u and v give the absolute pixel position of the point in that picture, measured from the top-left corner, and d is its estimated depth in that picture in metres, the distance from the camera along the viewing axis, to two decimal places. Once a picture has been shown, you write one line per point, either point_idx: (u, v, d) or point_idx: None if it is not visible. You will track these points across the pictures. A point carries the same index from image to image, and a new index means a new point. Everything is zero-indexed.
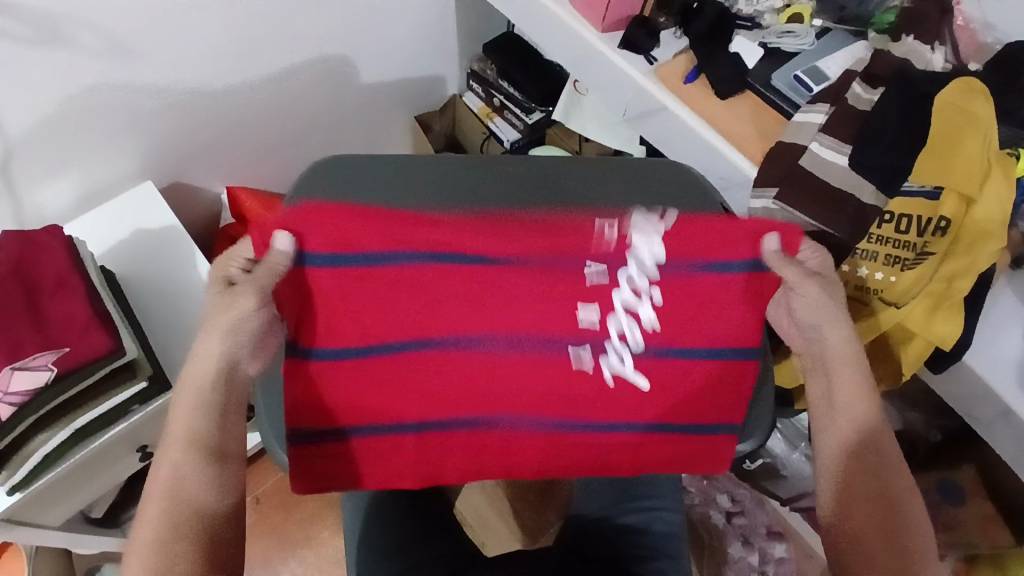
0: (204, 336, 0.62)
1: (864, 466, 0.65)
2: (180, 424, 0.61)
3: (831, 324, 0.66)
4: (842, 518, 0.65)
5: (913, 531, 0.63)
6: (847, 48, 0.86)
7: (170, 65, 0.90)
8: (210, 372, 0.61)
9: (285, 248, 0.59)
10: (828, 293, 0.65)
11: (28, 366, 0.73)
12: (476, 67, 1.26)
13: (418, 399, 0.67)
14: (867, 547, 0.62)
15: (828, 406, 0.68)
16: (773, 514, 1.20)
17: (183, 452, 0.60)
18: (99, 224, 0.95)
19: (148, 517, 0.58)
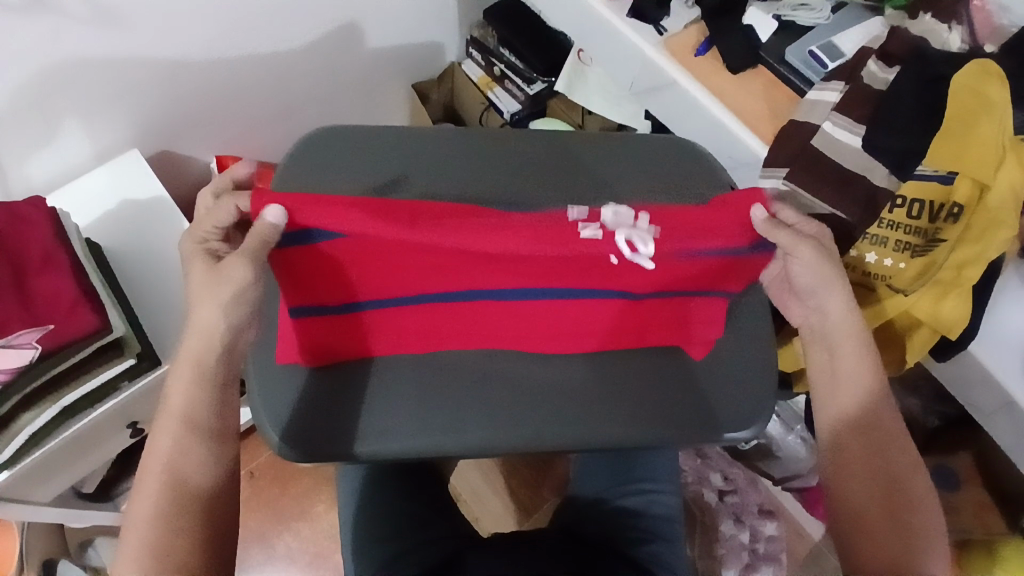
0: (199, 309, 0.59)
1: (867, 444, 0.65)
2: (176, 397, 0.59)
3: (830, 289, 0.64)
4: (844, 494, 0.65)
5: (917, 512, 0.62)
6: (864, 25, 0.83)
7: (159, 32, 0.85)
8: (205, 344, 0.60)
9: (276, 221, 0.53)
10: (826, 259, 0.61)
11: (13, 344, 0.71)
12: (476, 34, 1.21)
13: (434, 285, 0.63)
14: (871, 525, 0.62)
15: (832, 382, 0.67)
16: (764, 493, 1.24)
17: (177, 426, 0.59)
18: (86, 196, 0.92)
19: (144, 494, 0.57)
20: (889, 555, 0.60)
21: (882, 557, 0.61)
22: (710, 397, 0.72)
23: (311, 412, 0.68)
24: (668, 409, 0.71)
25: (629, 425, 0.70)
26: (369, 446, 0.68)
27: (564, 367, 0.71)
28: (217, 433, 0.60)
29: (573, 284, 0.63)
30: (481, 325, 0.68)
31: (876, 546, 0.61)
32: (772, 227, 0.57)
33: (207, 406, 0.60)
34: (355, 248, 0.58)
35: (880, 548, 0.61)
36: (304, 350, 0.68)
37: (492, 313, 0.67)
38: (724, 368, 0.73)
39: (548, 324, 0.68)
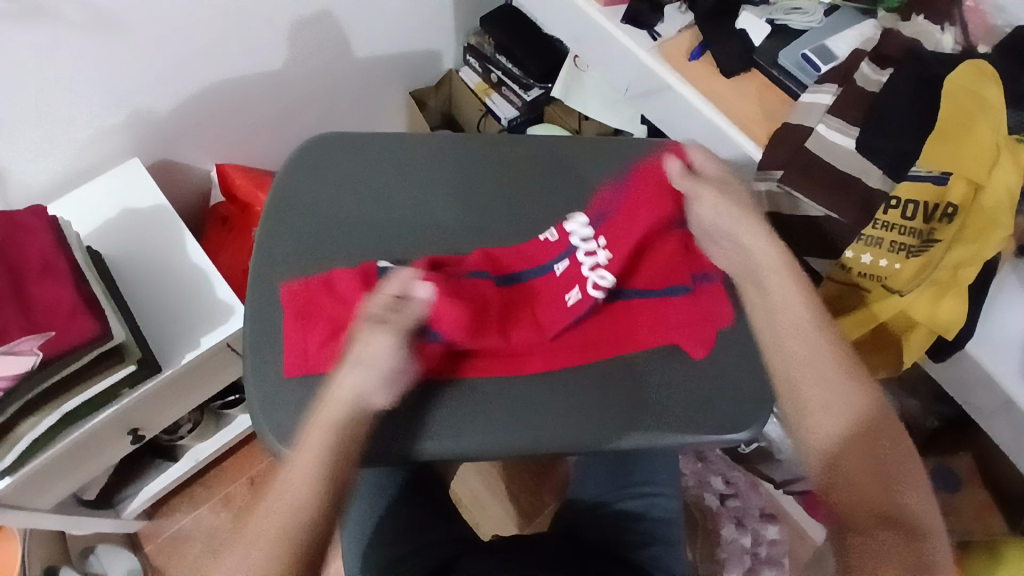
0: (343, 372, 0.65)
1: (858, 430, 0.64)
2: (305, 456, 0.62)
3: (735, 219, 0.72)
4: (841, 484, 0.63)
5: (888, 452, 0.63)
6: (856, 27, 0.83)
7: (157, 39, 0.87)
8: (341, 409, 0.64)
9: (422, 291, 0.68)
10: (726, 190, 0.73)
11: (14, 351, 0.71)
12: (473, 41, 1.22)
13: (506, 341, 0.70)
14: (867, 504, 0.61)
15: (812, 373, 0.66)
16: (766, 496, 1.22)
17: (302, 485, 0.61)
18: (86, 204, 0.93)
19: (259, 548, 0.59)
20: (872, 500, 0.61)
21: (862, 502, 0.61)
22: (708, 399, 0.71)
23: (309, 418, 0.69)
24: (665, 411, 0.70)
25: (625, 427, 0.69)
26: (436, 448, 0.67)
27: (596, 390, 0.70)
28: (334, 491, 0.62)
29: (591, 326, 0.73)
30: (534, 369, 0.71)
31: (852, 489, 0.62)
32: (686, 174, 0.73)
33: (336, 452, 0.62)
34: (467, 299, 0.69)
35: (857, 492, 0.62)
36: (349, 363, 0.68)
37: (542, 362, 0.71)
38: (721, 369, 0.73)
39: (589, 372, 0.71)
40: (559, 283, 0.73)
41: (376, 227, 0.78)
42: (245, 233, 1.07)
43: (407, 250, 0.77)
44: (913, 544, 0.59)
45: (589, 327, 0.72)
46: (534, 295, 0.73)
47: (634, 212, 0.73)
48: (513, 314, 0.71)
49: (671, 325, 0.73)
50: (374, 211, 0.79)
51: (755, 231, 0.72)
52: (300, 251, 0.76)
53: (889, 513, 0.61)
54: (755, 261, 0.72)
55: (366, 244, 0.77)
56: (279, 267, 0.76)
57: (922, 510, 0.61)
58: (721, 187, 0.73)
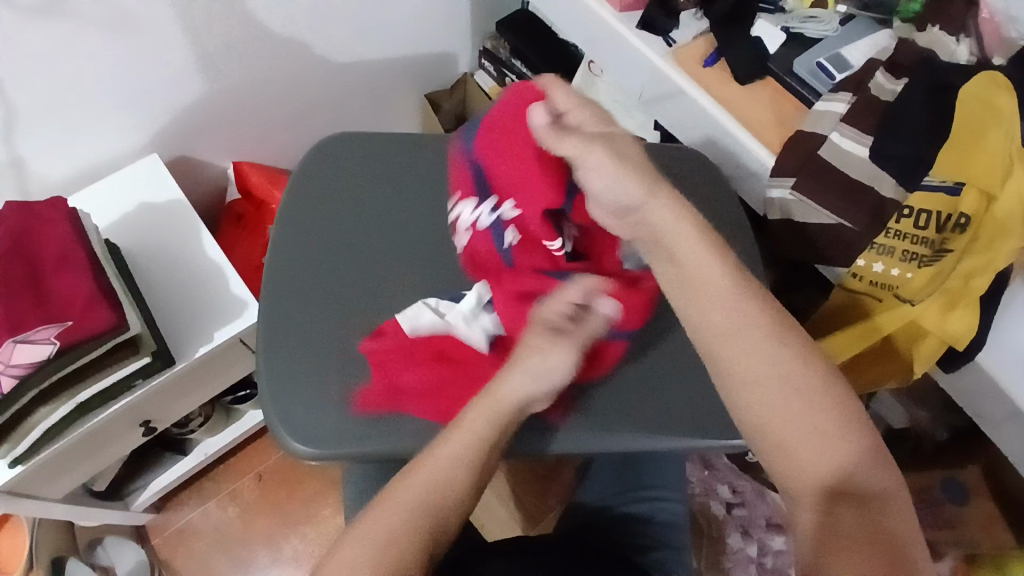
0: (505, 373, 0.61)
1: (798, 406, 0.54)
2: (455, 445, 0.58)
3: (645, 187, 0.60)
4: (791, 472, 0.54)
5: (836, 423, 0.54)
6: (871, 36, 0.84)
7: (176, 35, 0.88)
8: (505, 406, 0.60)
9: (607, 310, 0.65)
10: (618, 150, 0.60)
11: (31, 339, 0.72)
12: (489, 45, 1.23)
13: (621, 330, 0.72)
14: (822, 489, 0.53)
15: (737, 346, 0.56)
16: (773, 505, 1.18)
17: (451, 475, 0.57)
18: (104, 198, 0.94)
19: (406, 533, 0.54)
20: (824, 487, 0.53)
21: (815, 489, 0.53)
22: (715, 403, 0.72)
23: (320, 412, 0.69)
24: (672, 414, 0.71)
25: (630, 429, 0.70)
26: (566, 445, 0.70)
27: (674, 379, 0.73)
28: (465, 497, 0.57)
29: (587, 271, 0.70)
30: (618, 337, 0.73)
31: (799, 467, 0.54)
32: (553, 128, 0.63)
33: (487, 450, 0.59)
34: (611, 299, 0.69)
35: (806, 473, 0.53)
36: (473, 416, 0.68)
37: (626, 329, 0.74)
38: None
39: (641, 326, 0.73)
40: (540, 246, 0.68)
41: (389, 225, 0.78)
42: (259, 230, 1.08)
43: (420, 249, 0.78)
44: (872, 523, 0.52)
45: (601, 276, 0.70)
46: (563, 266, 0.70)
47: (519, 168, 0.67)
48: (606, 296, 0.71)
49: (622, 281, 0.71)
50: (388, 210, 0.79)
51: (649, 186, 0.59)
52: (314, 246, 0.77)
53: (846, 489, 0.53)
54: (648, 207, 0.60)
55: (380, 242, 0.78)
56: (293, 263, 0.76)
57: (879, 478, 0.53)
58: (610, 145, 0.61)
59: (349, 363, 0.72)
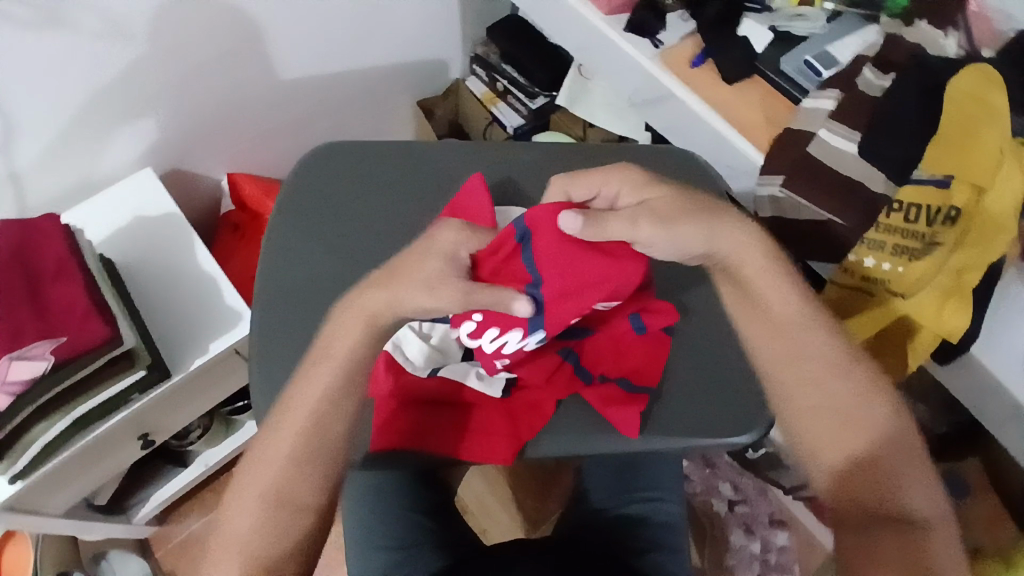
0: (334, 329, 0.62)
1: (852, 426, 0.61)
2: (305, 400, 0.61)
3: (719, 236, 0.62)
4: (835, 487, 0.61)
5: (885, 446, 0.60)
6: (860, 33, 0.84)
7: (170, 51, 0.89)
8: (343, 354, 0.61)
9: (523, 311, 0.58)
10: (669, 221, 0.61)
11: (27, 355, 0.73)
12: (480, 51, 1.23)
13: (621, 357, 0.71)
14: (863, 504, 0.59)
15: (795, 365, 0.63)
16: (776, 503, 1.19)
17: (299, 431, 0.61)
18: (98, 212, 0.94)
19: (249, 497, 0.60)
20: (866, 504, 0.59)
21: (857, 504, 0.59)
22: (711, 403, 0.72)
23: None
24: (669, 415, 0.71)
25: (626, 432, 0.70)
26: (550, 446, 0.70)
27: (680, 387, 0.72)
28: (309, 500, 0.60)
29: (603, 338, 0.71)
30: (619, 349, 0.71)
31: (843, 483, 0.60)
32: (594, 228, 0.60)
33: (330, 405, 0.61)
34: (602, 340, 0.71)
35: (845, 489, 0.60)
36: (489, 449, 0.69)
37: (640, 343, 0.71)
38: (725, 372, 0.73)
39: (656, 342, 0.72)
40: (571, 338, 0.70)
41: (382, 233, 0.79)
42: (250, 241, 1.08)
43: None
44: (910, 545, 0.56)
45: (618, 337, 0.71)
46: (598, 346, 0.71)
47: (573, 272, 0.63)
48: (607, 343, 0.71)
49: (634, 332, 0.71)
50: (381, 219, 0.80)
51: (704, 225, 0.62)
52: (308, 256, 0.78)
53: (886, 510, 0.58)
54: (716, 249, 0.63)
55: (373, 251, 0.78)
56: (286, 273, 0.77)
57: (922, 502, 0.58)
58: (661, 215, 0.61)
59: None
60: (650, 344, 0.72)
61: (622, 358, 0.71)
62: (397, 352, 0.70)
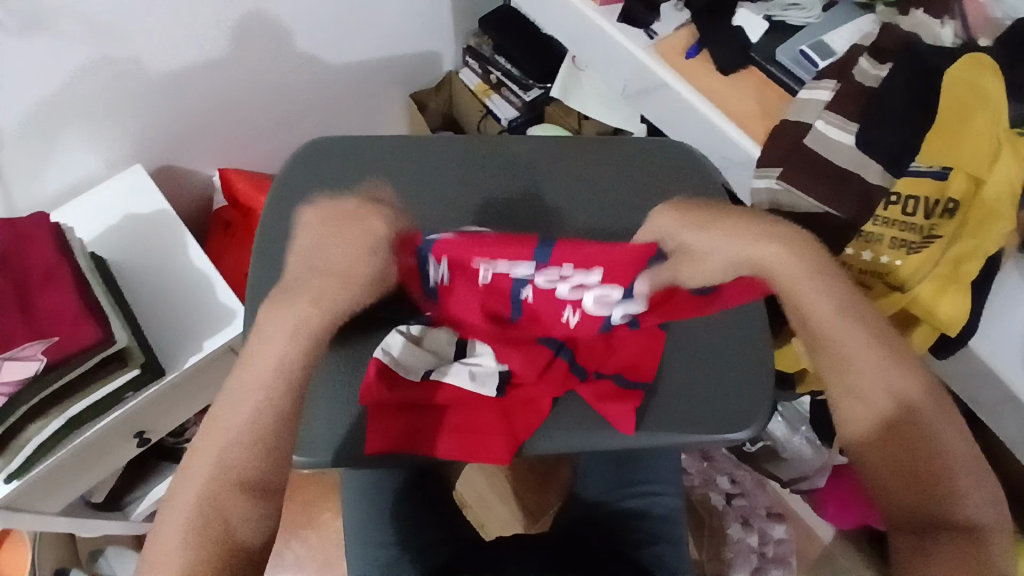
0: (269, 324, 0.57)
1: (902, 433, 0.57)
2: (249, 382, 0.56)
3: (757, 247, 0.61)
4: (888, 498, 0.57)
5: (944, 453, 0.57)
6: (855, 21, 0.83)
7: (159, 48, 0.88)
8: (289, 337, 0.56)
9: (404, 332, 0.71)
10: (735, 235, 0.61)
11: (19, 356, 0.73)
12: (472, 42, 1.22)
13: (616, 352, 0.71)
14: (921, 514, 0.56)
15: (840, 368, 0.60)
16: (773, 496, 1.22)
17: (242, 419, 0.55)
18: (89, 210, 0.94)
19: (189, 491, 0.54)
20: (923, 514, 0.56)
21: (914, 515, 0.56)
22: (705, 398, 0.71)
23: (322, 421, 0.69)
24: (664, 410, 0.71)
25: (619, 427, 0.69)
26: (550, 442, 0.70)
27: (677, 382, 0.72)
28: (260, 489, 0.55)
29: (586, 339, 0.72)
30: (608, 345, 0.72)
31: (898, 494, 0.57)
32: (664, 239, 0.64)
33: (274, 391, 0.55)
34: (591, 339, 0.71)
35: (902, 497, 0.57)
36: (492, 451, 0.68)
37: (631, 338, 0.72)
38: (719, 366, 0.73)
39: (648, 335, 0.72)
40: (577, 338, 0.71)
41: None
42: (246, 237, 1.08)
43: None
44: (976, 556, 0.53)
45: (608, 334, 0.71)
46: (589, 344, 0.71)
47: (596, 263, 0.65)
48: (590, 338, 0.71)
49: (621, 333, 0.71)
50: None
51: (746, 240, 0.61)
52: None
53: (947, 522, 0.55)
54: (747, 261, 0.61)
55: None
56: (277, 270, 0.76)
57: (982, 512, 0.55)
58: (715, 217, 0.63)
59: (338, 369, 0.71)
60: (644, 336, 0.72)
61: (615, 353, 0.71)
62: (392, 362, 0.69)
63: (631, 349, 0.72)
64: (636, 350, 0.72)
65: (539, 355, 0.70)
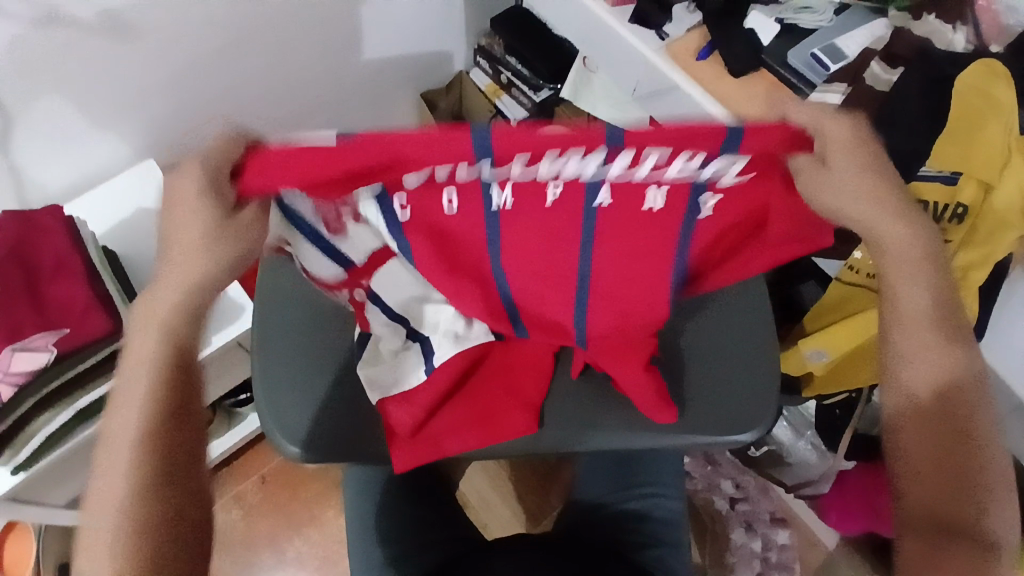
0: (150, 300, 0.58)
1: (953, 434, 0.61)
2: (141, 354, 0.58)
3: (885, 232, 0.57)
4: (916, 490, 0.62)
5: (984, 463, 0.61)
6: (868, 26, 0.82)
7: (172, 40, 0.88)
8: (168, 306, 0.57)
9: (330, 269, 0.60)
10: (866, 171, 0.53)
11: (29, 347, 0.73)
12: (483, 42, 1.23)
13: (622, 352, 0.66)
14: (945, 511, 0.61)
15: (913, 361, 0.62)
16: (776, 501, 1.21)
17: (143, 392, 0.58)
18: (98, 204, 0.94)
19: (111, 463, 0.58)
20: (949, 513, 0.61)
21: (939, 512, 0.61)
22: (708, 403, 0.71)
23: (330, 418, 0.70)
24: None
25: (621, 430, 0.70)
26: (557, 440, 0.70)
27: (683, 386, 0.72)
28: (176, 454, 0.60)
29: (615, 328, 0.63)
30: (621, 350, 0.66)
31: (930, 488, 0.62)
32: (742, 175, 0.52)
33: (167, 359, 0.58)
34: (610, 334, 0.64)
35: (931, 493, 0.62)
36: (500, 428, 0.68)
37: (640, 351, 0.66)
38: (723, 371, 0.72)
39: (640, 359, 0.66)
40: (629, 235, 0.56)
41: None
42: None
43: None
44: (986, 557, 0.59)
45: (631, 331, 0.64)
46: (619, 330, 0.64)
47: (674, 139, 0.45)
48: (617, 325, 0.63)
49: (636, 345, 0.66)
50: None
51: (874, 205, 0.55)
52: None
53: (967, 525, 0.60)
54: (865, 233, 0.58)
55: None
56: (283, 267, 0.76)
57: (1000, 523, 0.61)
58: (861, 163, 0.53)
59: (344, 362, 0.72)
60: (641, 376, 0.67)
61: (621, 363, 0.66)
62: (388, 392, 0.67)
63: (627, 371, 0.67)
64: (630, 368, 0.66)
65: (550, 297, 0.61)
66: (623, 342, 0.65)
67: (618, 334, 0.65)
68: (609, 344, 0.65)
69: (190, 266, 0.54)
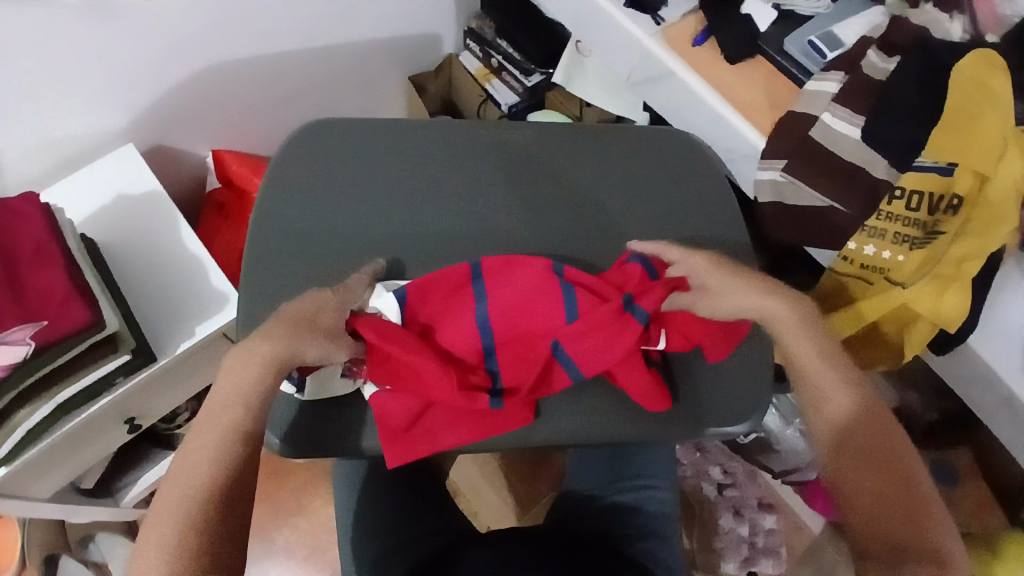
0: (238, 356, 0.60)
1: (868, 460, 0.60)
2: (226, 390, 0.60)
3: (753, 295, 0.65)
4: (853, 516, 0.59)
5: (911, 483, 0.59)
6: (863, 14, 0.81)
7: (155, 22, 0.85)
8: (269, 357, 0.60)
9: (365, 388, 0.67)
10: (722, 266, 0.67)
11: (6, 341, 0.71)
12: (474, 25, 1.20)
13: (603, 355, 0.66)
14: (885, 530, 0.57)
15: (811, 400, 0.63)
16: (764, 487, 1.23)
17: (225, 426, 0.59)
18: (80, 191, 0.92)
19: (177, 494, 0.56)
20: (888, 531, 0.57)
21: (879, 533, 0.57)
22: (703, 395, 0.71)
23: (317, 412, 0.68)
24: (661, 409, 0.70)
25: (616, 422, 0.69)
26: (551, 434, 0.69)
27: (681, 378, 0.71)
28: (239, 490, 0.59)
29: (592, 347, 0.66)
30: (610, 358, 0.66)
31: (865, 514, 0.58)
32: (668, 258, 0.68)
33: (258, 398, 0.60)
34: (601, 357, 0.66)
35: (869, 517, 0.58)
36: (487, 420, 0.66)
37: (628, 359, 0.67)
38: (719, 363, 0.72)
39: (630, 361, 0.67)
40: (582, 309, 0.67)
41: (374, 217, 0.76)
42: (240, 220, 1.06)
43: (404, 241, 0.75)
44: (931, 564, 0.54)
45: (613, 346, 0.66)
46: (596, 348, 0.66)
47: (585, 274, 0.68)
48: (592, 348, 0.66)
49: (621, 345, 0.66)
50: (373, 197, 0.77)
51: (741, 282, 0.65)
52: (293, 239, 0.75)
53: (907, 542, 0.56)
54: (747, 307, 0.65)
55: (363, 234, 0.76)
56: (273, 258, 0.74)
57: (947, 540, 0.56)
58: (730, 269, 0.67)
59: None
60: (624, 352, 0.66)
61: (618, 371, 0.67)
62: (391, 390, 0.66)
63: (620, 368, 0.67)
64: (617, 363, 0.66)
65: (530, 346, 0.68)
66: (602, 351, 0.66)
67: (597, 346, 0.66)
68: (595, 353, 0.66)
69: (296, 341, 0.61)
